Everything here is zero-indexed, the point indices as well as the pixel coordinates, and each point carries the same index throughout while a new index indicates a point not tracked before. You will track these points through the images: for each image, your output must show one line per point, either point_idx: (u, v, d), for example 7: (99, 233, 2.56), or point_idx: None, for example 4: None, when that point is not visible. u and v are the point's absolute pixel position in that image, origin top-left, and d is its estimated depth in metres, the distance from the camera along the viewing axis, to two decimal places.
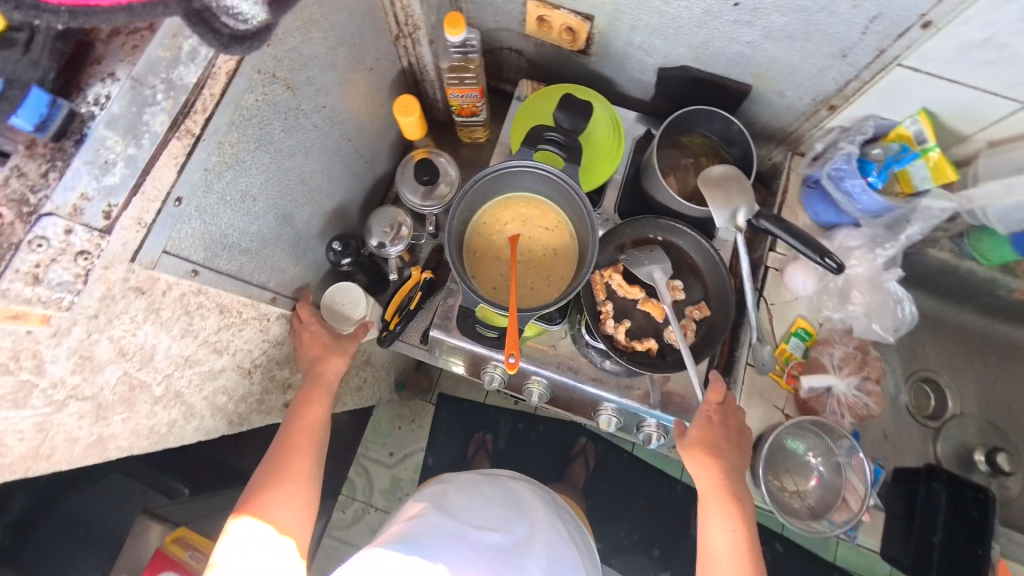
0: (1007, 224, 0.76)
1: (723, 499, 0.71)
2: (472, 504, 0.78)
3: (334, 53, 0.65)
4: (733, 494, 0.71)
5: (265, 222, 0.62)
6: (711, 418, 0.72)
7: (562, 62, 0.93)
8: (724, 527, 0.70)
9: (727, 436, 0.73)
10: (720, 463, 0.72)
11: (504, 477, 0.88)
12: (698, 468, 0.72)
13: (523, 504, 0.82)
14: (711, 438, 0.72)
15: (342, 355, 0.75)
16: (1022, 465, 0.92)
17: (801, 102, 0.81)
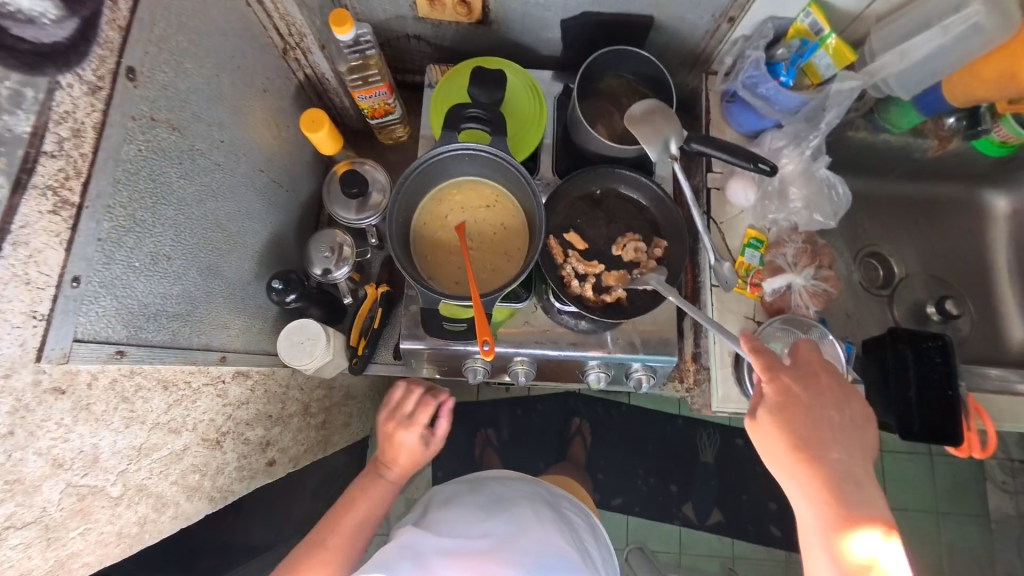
0: (909, 90, 0.79)
1: (836, 519, 0.53)
2: (454, 513, 0.80)
3: (216, 81, 0.61)
4: (841, 501, 0.54)
5: (189, 280, 0.56)
6: (792, 405, 0.57)
7: (463, 39, 0.90)
8: (837, 557, 0.53)
9: (823, 428, 0.56)
10: (826, 472, 0.54)
11: (489, 480, 0.89)
12: (792, 473, 0.56)
13: (511, 499, 0.83)
14: (797, 435, 0.56)
15: (426, 445, 0.77)
16: (968, 306, 1.00)
17: (702, 21, 0.82)
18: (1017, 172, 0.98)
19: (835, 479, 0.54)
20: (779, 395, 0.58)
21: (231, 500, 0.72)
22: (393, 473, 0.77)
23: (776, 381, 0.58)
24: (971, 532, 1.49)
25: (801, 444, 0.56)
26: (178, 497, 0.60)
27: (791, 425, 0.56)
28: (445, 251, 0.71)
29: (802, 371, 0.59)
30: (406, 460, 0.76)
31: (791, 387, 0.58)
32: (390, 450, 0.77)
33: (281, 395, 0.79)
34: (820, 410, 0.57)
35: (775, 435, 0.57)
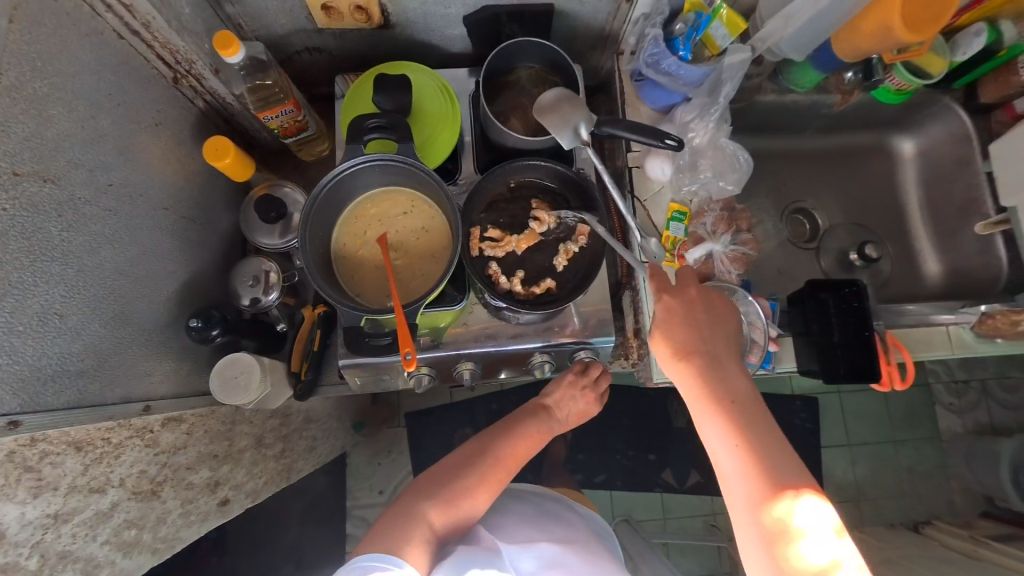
0: (800, 52, 0.83)
1: (709, 396, 0.62)
2: (515, 518, 0.87)
3: (94, 122, 0.58)
4: (715, 396, 0.62)
5: (92, 334, 0.54)
6: (672, 314, 0.66)
7: (368, 46, 0.88)
8: (721, 431, 0.61)
9: (696, 330, 0.65)
10: (701, 366, 0.63)
11: (521, 490, 0.97)
12: (680, 373, 0.65)
13: (551, 509, 0.94)
14: (674, 336, 0.65)
15: (571, 417, 0.89)
16: (888, 248, 1.06)
17: (602, 3, 0.82)
18: (919, 117, 1.02)
19: (707, 368, 0.64)
20: (664, 310, 0.66)
21: (178, 549, 0.71)
22: (558, 423, 0.88)
23: (660, 298, 0.66)
24: (927, 454, 1.59)
25: (679, 344, 0.65)
26: (112, 556, 0.58)
27: (670, 327, 0.65)
28: (371, 265, 0.71)
29: (678, 285, 0.68)
30: (563, 418, 0.88)
31: (672, 300, 0.66)
32: (574, 399, 0.88)
33: (227, 432, 0.77)
34: (692, 314, 0.66)
35: (661, 340, 0.66)
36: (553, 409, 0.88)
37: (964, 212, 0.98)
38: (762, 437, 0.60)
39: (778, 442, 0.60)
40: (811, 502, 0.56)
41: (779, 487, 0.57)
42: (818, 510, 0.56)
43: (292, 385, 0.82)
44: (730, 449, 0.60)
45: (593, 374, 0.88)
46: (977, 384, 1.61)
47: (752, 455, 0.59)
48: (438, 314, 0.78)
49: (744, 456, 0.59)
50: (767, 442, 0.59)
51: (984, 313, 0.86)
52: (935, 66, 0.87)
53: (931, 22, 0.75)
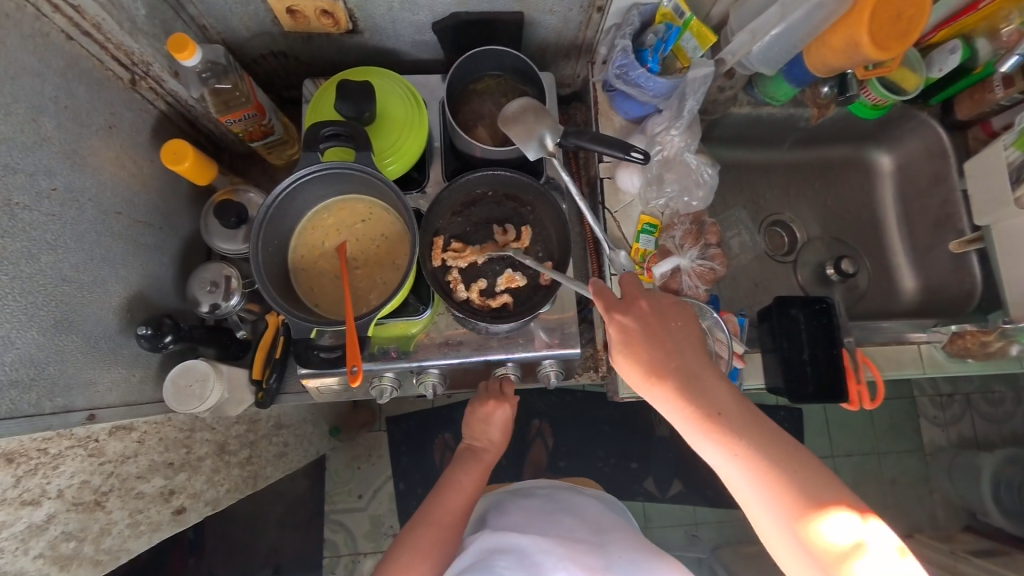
0: (770, 65, 0.83)
1: (707, 421, 0.57)
2: (520, 517, 0.93)
3: (34, 126, 0.57)
4: (685, 393, 0.58)
5: (27, 342, 0.53)
6: (627, 336, 0.62)
7: (337, 50, 0.87)
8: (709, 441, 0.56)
9: (660, 347, 0.61)
10: (683, 385, 0.58)
11: (527, 487, 1.03)
12: (661, 401, 0.60)
13: (559, 499, 0.99)
14: (641, 359, 0.61)
15: (499, 440, 0.88)
16: (864, 262, 1.06)
17: (572, 13, 0.82)
18: (897, 131, 1.01)
19: (689, 386, 0.58)
20: (620, 332, 0.62)
21: (126, 560, 0.70)
22: (487, 452, 0.87)
23: (611, 319, 0.63)
24: (912, 467, 1.57)
25: (648, 368, 0.60)
26: (46, 570, 0.57)
27: (633, 351, 0.61)
28: (329, 276, 0.70)
29: (626, 301, 0.64)
30: (494, 444, 0.87)
31: (623, 320, 0.62)
32: (495, 426, 0.86)
33: (185, 440, 0.76)
34: (649, 328, 0.62)
35: (631, 365, 0.62)
36: (484, 437, 0.87)
37: (939, 227, 0.98)
38: (767, 450, 0.55)
39: (785, 449, 0.55)
40: (840, 518, 0.51)
41: (807, 509, 0.52)
42: (847, 521, 0.51)
43: (253, 393, 0.80)
44: (743, 472, 0.54)
45: (503, 394, 0.85)
46: (963, 397, 1.60)
47: (772, 480, 0.53)
48: (400, 323, 0.77)
49: (802, 531, 0.52)
50: (777, 455, 0.54)
51: (955, 333, 0.85)
52: (910, 82, 0.88)
53: (899, 37, 0.75)
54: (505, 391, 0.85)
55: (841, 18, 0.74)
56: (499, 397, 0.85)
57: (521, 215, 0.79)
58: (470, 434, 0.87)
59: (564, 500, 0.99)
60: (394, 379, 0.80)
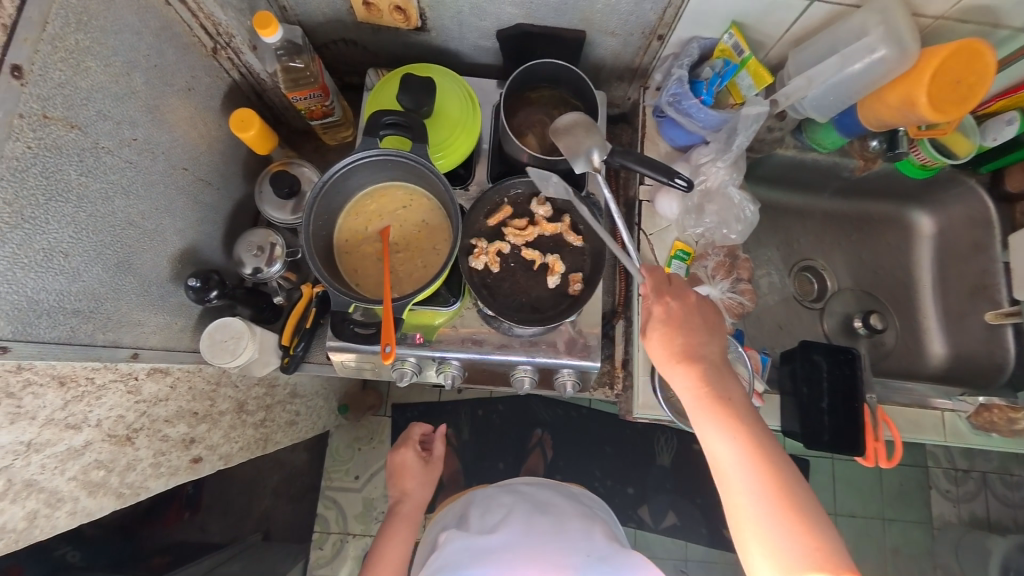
0: (821, 112, 0.84)
1: (712, 403, 0.59)
2: (497, 516, 0.91)
3: (126, 80, 0.62)
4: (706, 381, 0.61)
5: (93, 276, 0.57)
6: (672, 315, 0.65)
7: (403, 45, 0.91)
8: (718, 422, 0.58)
9: (699, 334, 0.64)
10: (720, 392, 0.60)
11: (515, 484, 1.00)
12: (703, 416, 0.59)
13: (545, 501, 0.95)
14: (675, 335, 0.64)
15: (422, 483, 0.97)
16: (893, 320, 1.04)
17: (632, 37, 0.85)
18: (942, 195, 1.01)
19: (708, 368, 0.62)
20: (665, 310, 0.66)
21: (143, 497, 0.73)
22: (415, 492, 0.96)
23: (661, 300, 0.66)
24: (916, 538, 1.52)
25: (682, 343, 0.64)
26: (76, 493, 0.61)
27: (674, 327, 0.64)
28: (372, 258, 0.73)
29: (676, 289, 0.68)
30: (417, 485, 0.97)
31: (671, 303, 0.66)
32: (414, 468, 0.98)
33: (210, 393, 0.79)
34: (695, 315, 0.66)
35: (664, 334, 0.64)
36: (409, 482, 0.97)
37: (975, 296, 0.98)
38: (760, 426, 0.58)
39: (808, 488, 0.54)
40: None
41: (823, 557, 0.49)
42: None
43: (280, 357, 0.83)
44: (727, 435, 0.57)
45: (415, 436, 1.00)
46: (979, 475, 1.55)
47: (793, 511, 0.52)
48: (429, 312, 0.79)
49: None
50: (797, 488, 0.54)
51: (982, 405, 0.84)
52: (961, 147, 0.87)
53: (958, 102, 0.75)
54: (422, 432, 1.01)
55: (900, 76, 0.75)
56: (410, 443, 0.99)
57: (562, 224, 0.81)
58: (396, 485, 0.97)
59: (541, 496, 0.97)
60: (417, 363, 0.83)
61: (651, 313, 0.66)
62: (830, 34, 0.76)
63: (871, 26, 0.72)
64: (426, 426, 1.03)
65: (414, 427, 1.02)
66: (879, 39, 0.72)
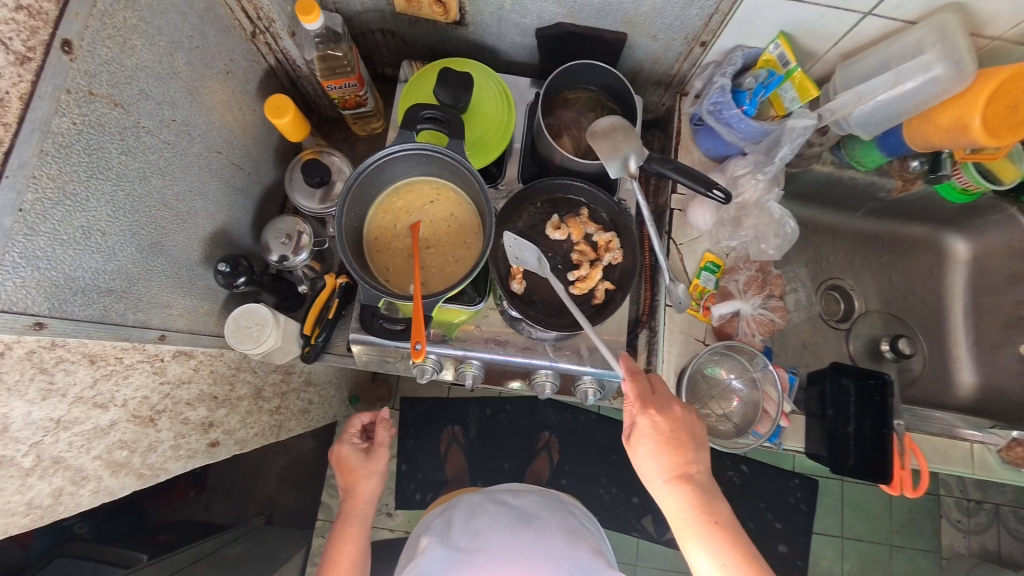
0: (868, 130, 0.81)
1: (659, 436, 0.66)
2: (481, 525, 0.86)
3: (170, 60, 0.61)
4: (659, 430, 0.66)
5: (127, 256, 0.57)
6: (659, 429, 0.66)
7: (440, 38, 0.90)
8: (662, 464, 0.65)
9: (687, 447, 0.65)
10: (667, 439, 0.65)
11: (502, 492, 0.95)
12: (651, 459, 0.66)
13: (532, 513, 0.89)
14: (670, 454, 0.65)
15: (367, 476, 0.81)
16: (920, 345, 1.02)
17: (675, 43, 0.83)
18: (980, 222, 0.98)
19: (702, 490, 0.64)
20: (654, 425, 0.66)
21: (161, 478, 0.74)
22: (359, 486, 0.80)
23: (646, 412, 0.66)
24: (923, 568, 1.49)
25: (675, 463, 0.65)
26: (99, 471, 0.61)
27: (667, 444, 0.65)
28: (403, 255, 0.72)
29: (657, 395, 0.68)
30: (362, 477, 0.80)
31: (659, 416, 0.66)
32: (355, 460, 0.82)
33: (230, 377, 0.79)
34: (682, 429, 0.66)
35: (657, 454, 0.65)
36: (351, 477, 0.81)
37: (1009, 328, 0.95)
38: (743, 535, 0.63)
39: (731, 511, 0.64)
40: None
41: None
42: None
43: (300, 346, 0.82)
44: (720, 555, 0.61)
45: (354, 427, 0.86)
46: (991, 508, 1.52)
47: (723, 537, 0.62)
48: (454, 310, 0.78)
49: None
50: (723, 508, 0.64)
51: (1015, 439, 0.81)
52: (1008, 174, 0.84)
53: (1011, 127, 0.73)
54: (359, 421, 0.86)
55: (953, 97, 0.73)
56: (349, 436, 0.85)
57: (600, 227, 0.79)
58: (342, 482, 0.82)
59: (528, 506, 0.91)
60: (438, 360, 0.82)
61: (641, 426, 0.66)
62: (883, 49, 0.74)
63: (928, 44, 0.70)
64: (365, 415, 0.87)
65: (353, 418, 0.87)
66: (936, 58, 0.70)
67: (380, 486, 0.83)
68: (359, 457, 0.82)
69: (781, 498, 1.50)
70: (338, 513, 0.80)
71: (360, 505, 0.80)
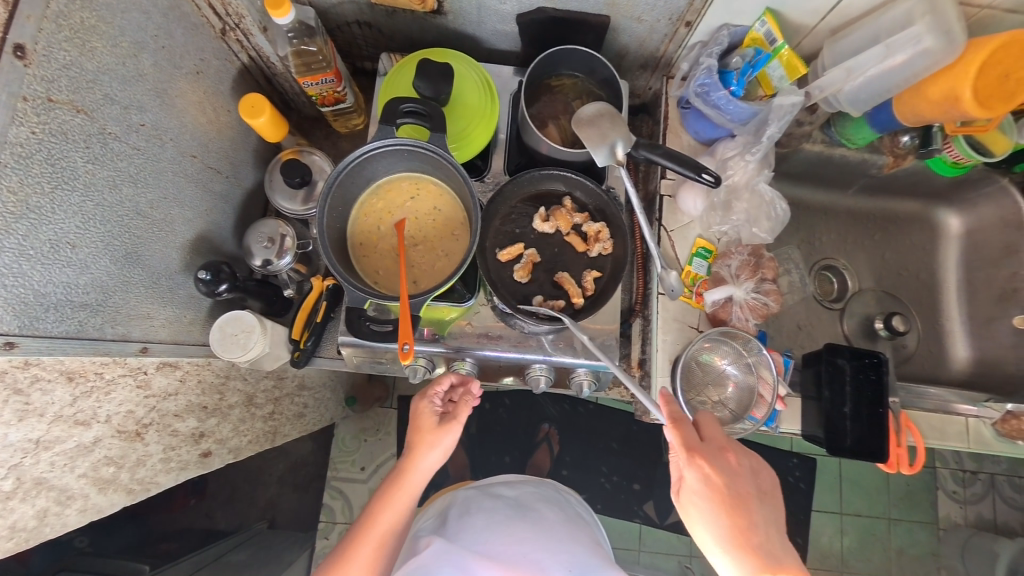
0: (858, 107, 0.79)
1: (716, 494, 0.61)
2: (478, 519, 0.84)
3: (134, 61, 0.59)
4: (716, 487, 0.61)
5: (101, 268, 0.55)
6: (713, 484, 0.61)
7: (419, 28, 0.87)
8: (720, 524, 0.60)
9: (745, 506, 0.60)
10: (724, 495, 0.60)
11: (497, 485, 0.94)
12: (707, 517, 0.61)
13: (528, 506, 0.88)
14: (728, 514, 0.60)
15: (431, 446, 0.70)
16: (914, 323, 1.02)
17: (659, 24, 0.81)
18: (971, 194, 0.98)
19: (773, 557, 0.58)
20: (707, 481, 0.61)
21: (152, 492, 0.72)
22: (420, 453, 0.70)
23: (694, 463, 0.62)
24: (922, 540, 1.51)
25: (739, 528, 0.59)
26: (86, 489, 0.60)
27: (724, 503, 0.60)
28: (390, 255, 0.70)
29: (707, 443, 0.65)
30: (426, 445, 0.70)
31: (710, 469, 0.62)
32: (427, 422, 0.72)
33: (219, 386, 0.77)
34: (739, 482, 0.62)
35: (714, 515, 0.60)
36: (417, 439, 0.71)
37: (1003, 301, 0.95)
38: None
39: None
40: None
41: None
42: None
43: (290, 351, 0.81)
44: None
45: (443, 384, 0.75)
46: (987, 477, 1.53)
47: None
48: (443, 308, 0.77)
49: None
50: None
51: (1009, 412, 0.82)
52: (1000, 146, 0.82)
53: (1003, 97, 0.72)
54: (447, 381, 0.76)
55: (944, 68, 0.72)
56: (432, 393, 0.75)
57: (592, 216, 0.78)
58: (408, 438, 0.72)
59: (523, 496, 0.91)
60: (430, 361, 0.81)
61: (692, 482, 0.62)
62: (872, 22, 0.72)
63: (917, 15, 0.68)
64: (454, 376, 0.77)
65: (441, 376, 0.77)
66: (925, 30, 0.68)
67: (443, 459, 0.72)
68: (432, 421, 0.72)
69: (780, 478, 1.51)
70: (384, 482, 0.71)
71: (414, 476, 0.70)
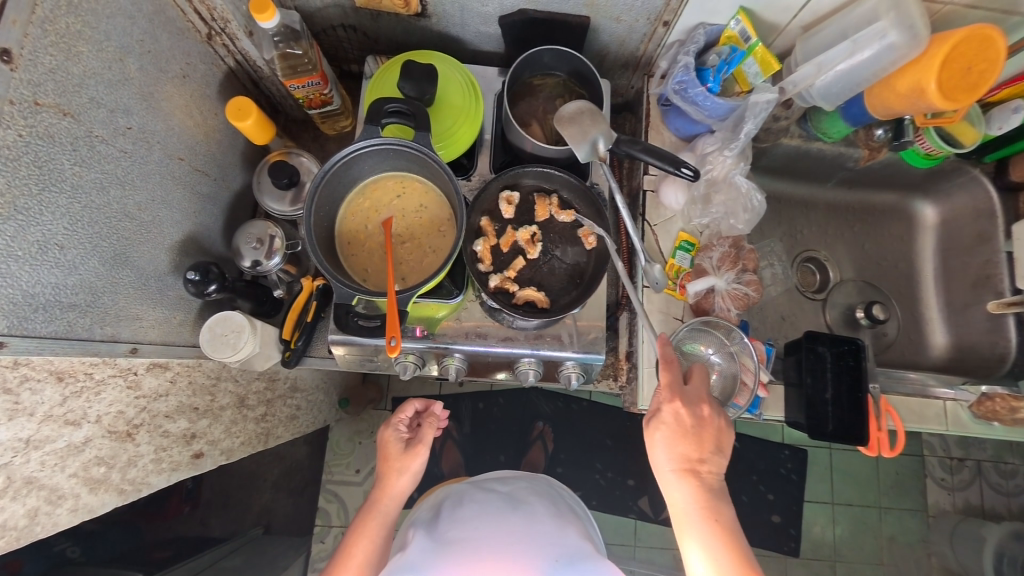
0: (831, 101, 0.81)
1: (681, 430, 0.66)
2: (469, 511, 0.84)
3: (120, 66, 0.59)
4: (684, 428, 0.66)
5: (90, 269, 0.56)
6: (681, 421, 0.67)
7: (403, 31, 0.89)
8: (671, 455, 0.66)
9: (705, 445, 0.66)
10: (685, 434, 0.66)
11: (491, 481, 0.95)
12: (661, 445, 0.67)
13: (520, 499, 0.88)
14: (685, 447, 0.66)
15: (401, 472, 0.78)
16: (893, 310, 1.05)
17: (638, 24, 0.83)
18: (946, 185, 1.00)
19: (710, 488, 0.65)
20: (675, 416, 0.67)
21: (144, 493, 0.73)
22: (391, 480, 0.78)
23: (672, 402, 0.67)
24: (912, 528, 1.53)
25: (687, 455, 0.66)
26: (77, 489, 0.60)
27: (684, 436, 0.66)
28: (378, 253, 0.71)
29: (687, 389, 0.69)
30: (395, 471, 0.78)
31: (683, 408, 0.67)
32: (394, 448, 0.80)
33: (210, 387, 0.78)
34: (704, 426, 0.67)
35: (673, 442, 0.66)
36: (387, 467, 0.79)
37: (977, 287, 0.97)
38: (746, 546, 0.62)
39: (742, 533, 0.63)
40: None
41: None
42: None
43: (281, 351, 0.81)
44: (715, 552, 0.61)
45: (404, 414, 0.84)
46: (974, 464, 1.56)
47: (726, 546, 0.61)
48: (431, 305, 0.78)
49: None
50: (732, 519, 0.64)
51: (984, 394, 0.84)
52: (968, 137, 0.85)
53: (968, 88, 0.74)
54: (412, 408, 0.84)
55: (910, 63, 0.74)
56: (397, 422, 0.83)
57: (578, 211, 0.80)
58: (377, 469, 0.80)
59: (516, 491, 0.91)
60: (420, 359, 0.83)
61: (663, 414, 0.68)
62: (840, 19, 0.75)
63: (882, 11, 0.71)
64: (419, 402, 0.86)
65: (404, 404, 0.85)
66: (889, 25, 0.71)
67: (412, 483, 0.80)
68: (399, 446, 0.80)
69: (773, 469, 1.53)
70: (358, 511, 0.78)
71: (384, 505, 0.77)
